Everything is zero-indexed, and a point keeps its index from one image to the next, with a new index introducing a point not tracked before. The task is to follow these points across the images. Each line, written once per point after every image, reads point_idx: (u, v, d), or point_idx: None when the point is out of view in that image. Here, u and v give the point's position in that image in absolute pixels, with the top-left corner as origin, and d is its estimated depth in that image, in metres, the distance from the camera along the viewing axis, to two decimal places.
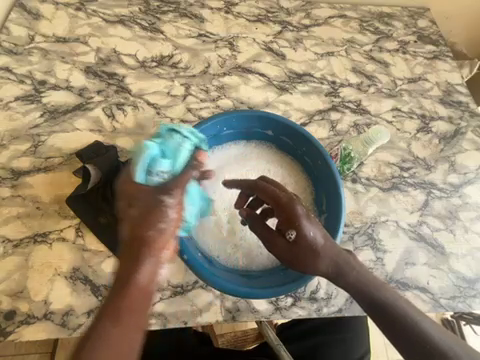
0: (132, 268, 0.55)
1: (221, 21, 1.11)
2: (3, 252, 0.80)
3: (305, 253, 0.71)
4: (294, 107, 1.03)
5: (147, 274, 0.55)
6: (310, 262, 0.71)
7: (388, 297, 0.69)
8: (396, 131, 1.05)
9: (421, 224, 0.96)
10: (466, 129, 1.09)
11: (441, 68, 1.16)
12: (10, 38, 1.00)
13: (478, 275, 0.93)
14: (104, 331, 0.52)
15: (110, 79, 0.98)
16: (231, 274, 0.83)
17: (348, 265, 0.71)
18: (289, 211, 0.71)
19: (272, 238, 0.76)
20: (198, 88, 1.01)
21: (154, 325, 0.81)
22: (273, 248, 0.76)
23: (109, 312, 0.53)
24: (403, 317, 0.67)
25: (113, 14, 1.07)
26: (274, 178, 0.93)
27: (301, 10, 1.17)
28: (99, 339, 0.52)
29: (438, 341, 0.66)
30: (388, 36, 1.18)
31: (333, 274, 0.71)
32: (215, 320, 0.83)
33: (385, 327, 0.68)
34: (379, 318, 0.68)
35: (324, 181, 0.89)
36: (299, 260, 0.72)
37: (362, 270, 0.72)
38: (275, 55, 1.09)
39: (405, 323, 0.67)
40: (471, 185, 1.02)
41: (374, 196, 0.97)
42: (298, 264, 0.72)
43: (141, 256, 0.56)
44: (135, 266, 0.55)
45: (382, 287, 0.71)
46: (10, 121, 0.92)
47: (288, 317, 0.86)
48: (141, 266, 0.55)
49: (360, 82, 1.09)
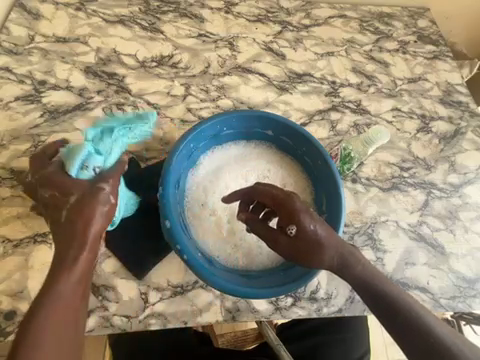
0: (71, 255, 0.61)
1: (221, 21, 1.11)
2: (3, 252, 0.80)
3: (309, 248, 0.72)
4: (294, 107, 1.03)
5: (86, 260, 0.62)
6: (314, 257, 0.72)
7: (391, 290, 0.70)
8: (396, 131, 1.05)
9: (421, 224, 0.96)
10: (466, 129, 1.09)
11: (441, 68, 1.16)
12: (10, 38, 1.00)
13: (478, 275, 0.93)
14: (51, 314, 0.56)
15: (110, 79, 0.98)
16: (232, 273, 0.83)
17: (353, 257, 0.72)
18: (288, 207, 0.72)
19: (271, 237, 0.76)
20: (198, 88, 1.01)
21: (154, 325, 0.81)
22: (274, 246, 0.76)
23: (47, 290, 0.57)
24: (408, 311, 0.67)
25: (113, 14, 1.07)
26: (274, 178, 0.93)
27: (301, 10, 1.17)
28: (45, 326, 0.55)
29: (440, 335, 0.65)
30: (388, 36, 1.18)
31: (339, 266, 0.72)
32: (215, 320, 0.83)
33: (389, 321, 0.68)
34: (384, 313, 0.69)
35: (324, 181, 0.89)
36: (303, 254, 0.73)
37: (367, 263, 0.73)
38: (275, 55, 1.09)
39: (409, 317, 0.67)
40: (471, 185, 1.02)
41: (374, 196, 0.97)
42: (303, 259, 0.73)
43: (79, 242, 0.62)
44: (74, 253, 0.61)
45: (386, 281, 0.71)
46: (10, 121, 0.92)
47: (289, 317, 0.86)
48: (81, 251, 0.61)
49: (360, 82, 1.09)
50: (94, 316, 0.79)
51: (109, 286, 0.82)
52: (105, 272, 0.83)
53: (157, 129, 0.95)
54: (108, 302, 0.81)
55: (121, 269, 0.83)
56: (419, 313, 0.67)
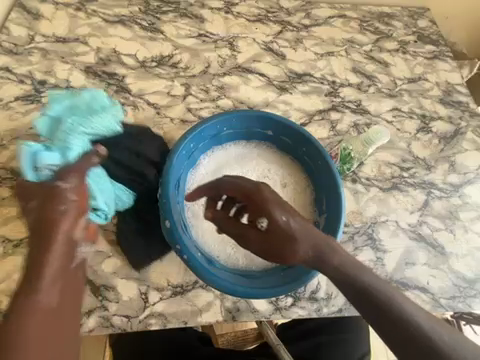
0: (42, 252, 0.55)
1: (221, 21, 1.11)
2: (3, 252, 0.80)
3: (280, 240, 0.70)
4: (294, 107, 1.03)
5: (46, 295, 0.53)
6: (286, 249, 0.70)
7: (372, 282, 0.65)
8: (396, 131, 1.05)
9: (421, 224, 0.96)
10: (466, 129, 1.09)
11: (441, 68, 1.16)
12: (10, 38, 1.00)
13: (478, 275, 0.93)
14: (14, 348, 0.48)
15: (110, 79, 0.98)
16: (231, 273, 0.84)
17: (330, 250, 0.69)
18: (257, 200, 0.72)
19: (241, 232, 0.76)
20: (198, 88, 1.01)
21: (154, 325, 0.81)
22: (244, 242, 0.76)
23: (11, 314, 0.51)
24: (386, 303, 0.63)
25: (113, 14, 1.07)
26: (274, 179, 0.93)
27: (301, 10, 1.17)
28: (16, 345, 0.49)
29: (426, 330, 0.60)
30: (388, 36, 1.18)
31: (314, 260, 0.69)
32: (215, 320, 0.83)
33: (369, 315, 0.64)
34: (362, 306, 0.64)
35: (324, 182, 0.89)
36: (274, 248, 0.72)
37: (347, 255, 0.69)
38: (275, 55, 1.09)
39: (388, 308, 0.63)
40: (472, 185, 1.02)
41: (374, 196, 0.97)
42: (275, 253, 0.72)
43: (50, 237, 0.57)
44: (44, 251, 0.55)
45: (367, 272, 0.67)
46: (10, 121, 0.92)
47: (289, 317, 0.86)
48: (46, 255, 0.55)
49: (360, 82, 1.09)
50: (94, 316, 0.79)
51: (109, 286, 0.82)
52: (105, 271, 0.83)
53: (157, 129, 0.96)
54: (108, 302, 0.81)
55: (121, 269, 0.83)
56: (402, 306, 0.62)
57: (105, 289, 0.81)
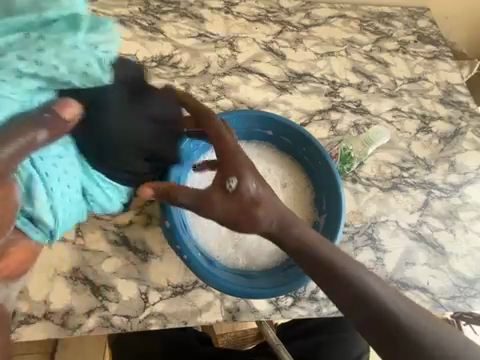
0: None
1: (221, 21, 1.11)
2: None
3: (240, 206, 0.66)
4: (294, 107, 1.03)
5: None
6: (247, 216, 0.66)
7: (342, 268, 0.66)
8: (396, 131, 1.05)
9: (421, 224, 0.96)
10: (466, 129, 1.09)
11: (441, 68, 1.16)
12: None
13: (477, 275, 0.93)
14: None
15: None
16: (232, 273, 0.84)
17: (292, 221, 0.70)
18: (232, 161, 0.67)
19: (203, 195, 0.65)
20: (198, 88, 1.01)
21: (154, 325, 0.81)
22: (203, 209, 0.65)
23: None
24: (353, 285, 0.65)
25: (113, 14, 1.07)
26: (274, 178, 0.92)
27: (301, 10, 1.17)
28: None
29: (393, 310, 0.63)
30: (388, 36, 1.18)
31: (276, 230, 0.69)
32: (215, 320, 0.83)
33: (336, 296, 0.66)
34: (329, 287, 0.66)
35: (324, 182, 0.90)
36: (241, 213, 0.66)
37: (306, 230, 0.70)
38: (275, 55, 1.09)
39: (357, 290, 0.65)
40: (472, 185, 1.02)
41: (374, 196, 0.97)
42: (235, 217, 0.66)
43: None
44: None
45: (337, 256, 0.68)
46: None
47: (288, 317, 0.86)
48: None
49: (360, 82, 1.09)
50: (94, 316, 0.79)
51: (109, 286, 0.82)
52: (105, 271, 0.83)
53: None
54: (108, 302, 0.81)
55: (121, 269, 0.83)
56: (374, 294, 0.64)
57: (105, 289, 0.81)
